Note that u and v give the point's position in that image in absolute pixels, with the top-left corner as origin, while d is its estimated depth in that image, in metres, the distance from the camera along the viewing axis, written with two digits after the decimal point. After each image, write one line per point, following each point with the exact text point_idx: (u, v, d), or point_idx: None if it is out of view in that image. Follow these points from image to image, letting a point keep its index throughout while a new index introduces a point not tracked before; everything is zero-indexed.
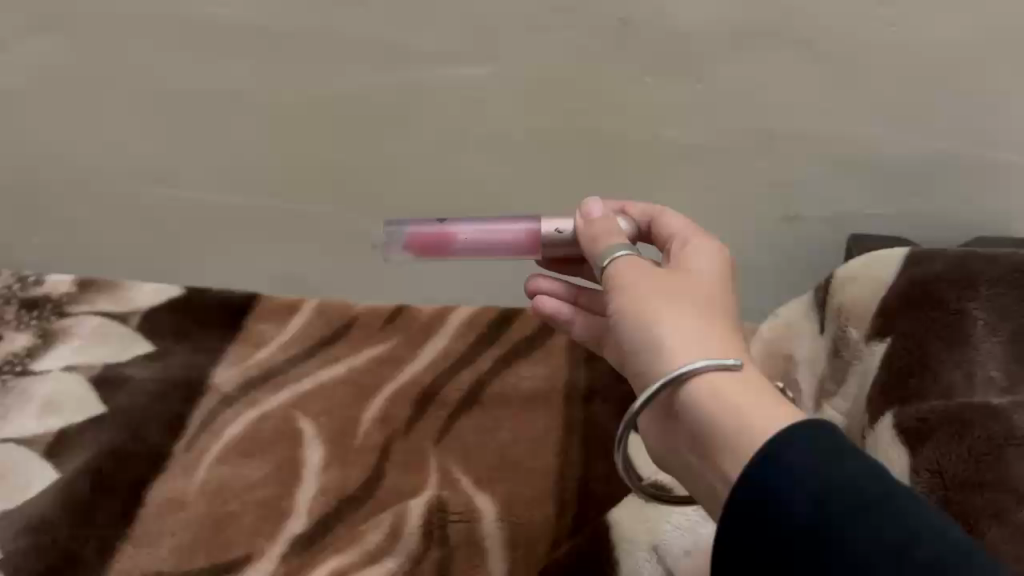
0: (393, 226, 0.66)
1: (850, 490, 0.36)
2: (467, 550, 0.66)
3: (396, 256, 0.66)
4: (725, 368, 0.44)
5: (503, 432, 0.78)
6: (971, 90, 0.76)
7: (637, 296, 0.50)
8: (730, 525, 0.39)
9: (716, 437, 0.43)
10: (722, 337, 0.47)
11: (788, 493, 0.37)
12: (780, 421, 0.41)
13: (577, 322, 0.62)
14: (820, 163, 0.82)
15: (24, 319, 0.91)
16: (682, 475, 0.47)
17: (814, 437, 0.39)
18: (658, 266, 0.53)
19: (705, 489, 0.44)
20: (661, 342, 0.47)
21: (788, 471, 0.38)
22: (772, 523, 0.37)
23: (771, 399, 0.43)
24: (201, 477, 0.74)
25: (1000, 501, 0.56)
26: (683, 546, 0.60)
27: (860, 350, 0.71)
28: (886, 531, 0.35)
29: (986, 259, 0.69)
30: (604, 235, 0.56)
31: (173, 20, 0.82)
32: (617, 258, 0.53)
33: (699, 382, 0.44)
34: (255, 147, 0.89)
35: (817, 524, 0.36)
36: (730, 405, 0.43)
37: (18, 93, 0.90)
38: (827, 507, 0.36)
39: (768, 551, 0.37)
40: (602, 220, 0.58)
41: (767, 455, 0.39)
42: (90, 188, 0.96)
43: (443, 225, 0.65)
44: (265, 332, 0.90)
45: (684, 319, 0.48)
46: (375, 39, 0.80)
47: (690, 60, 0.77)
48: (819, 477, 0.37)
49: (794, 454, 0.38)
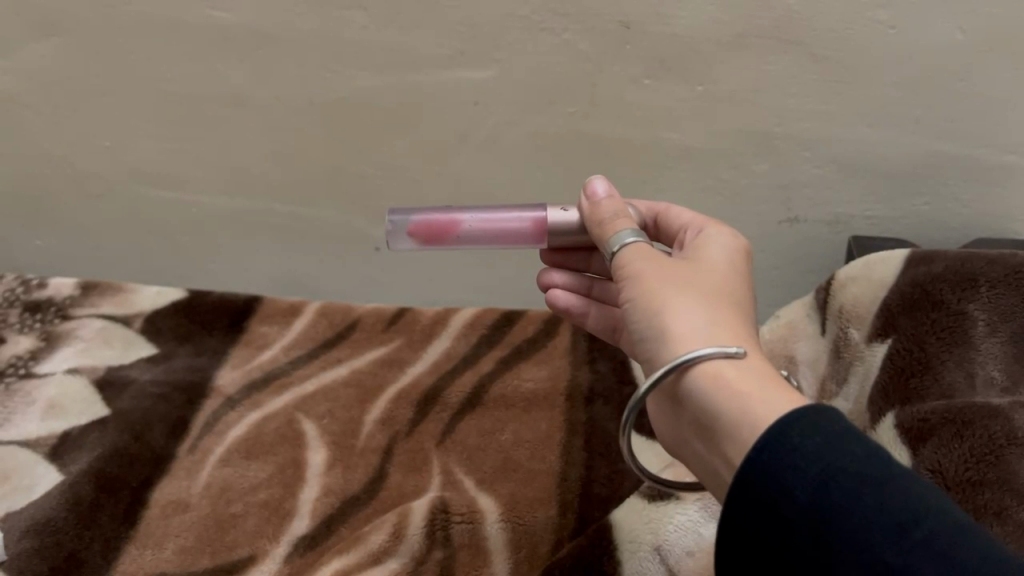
0: (397, 216, 0.65)
1: (853, 472, 0.37)
2: (469, 551, 0.66)
3: (401, 247, 0.66)
4: (727, 355, 0.45)
5: (505, 432, 0.78)
6: (971, 92, 0.76)
7: (644, 285, 0.50)
8: (730, 506, 0.39)
9: (721, 424, 0.43)
10: (728, 325, 0.47)
11: (790, 476, 0.37)
12: (782, 406, 0.41)
13: (593, 313, 0.65)
14: (819, 165, 0.83)
15: (28, 322, 0.92)
16: (691, 458, 0.47)
17: (816, 418, 0.38)
18: (666, 256, 0.53)
19: (712, 473, 0.45)
20: (666, 329, 0.48)
21: (790, 453, 0.38)
22: (772, 505, 0.37)
23: (774, 386, 0.43)
24: (205, 478, 0.75)
25: (1000, 501, 0.55)
26: (685, 546, 0.61)
27: (860, 351, 0.71)
28: (886, 512, 0.36)
29: (986, 260, 0.70)
30: (611, 218, 0.58)
31: (173, 24, 0.82)
32: (626, 246, 0.54)
33: (702, 369, 0.45)
34: (257, 150, 0.89)
35: (819, 506, 0.36)
36: (733, 392, 0.43)
37: (19, 97, 0.90)
38: (828, 489, 0.36)
39: (768, 533, 0.38)
40: (608, 202, 0.59)
41: (768, 439, 0.39)
42: (91, 192, 0.96)
43: (448, 214, 0.65)
44: (268, 334, 0.90)
45: (691, 308, 0.48)
46: (377, 42, 0.80)
47: (690, 63, 0.77)
48: (820, 459, 0.37)
49: (797, 437, 0.38)
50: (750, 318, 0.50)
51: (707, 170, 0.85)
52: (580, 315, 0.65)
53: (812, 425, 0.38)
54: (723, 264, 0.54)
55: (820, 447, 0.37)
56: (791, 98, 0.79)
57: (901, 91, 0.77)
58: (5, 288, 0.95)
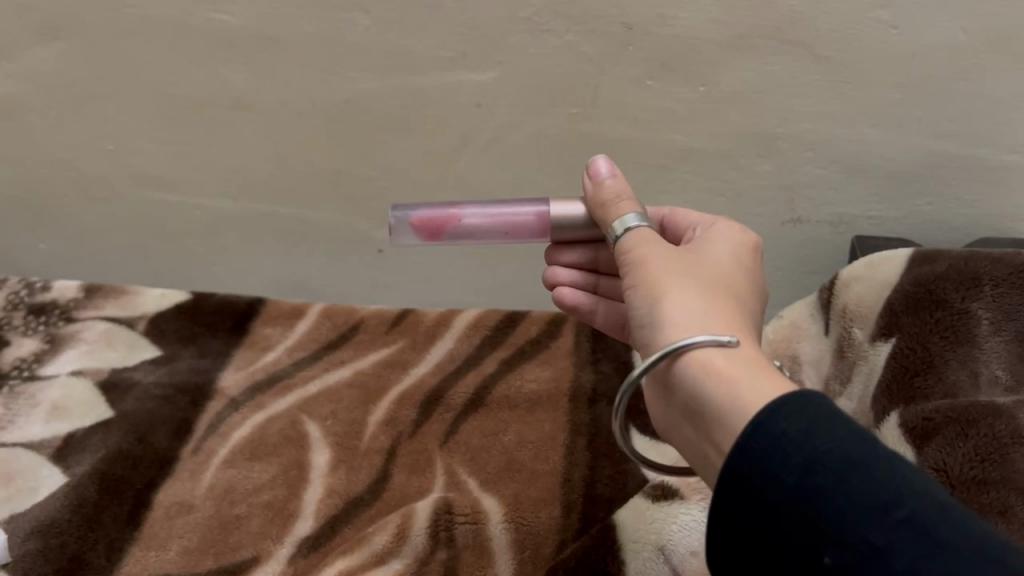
0: (399, 211, 0.65)
1: (840, 454, 0.37)
2: (473, 551, 0.66)
3: (403, 242, 0.66)
4: (720, 344, 0.45)
5: (508, 433, 0.78)
6: (973, 92, 0.76)
7: (645, 275, 0.51)
8: (721, 496, 0.39)
9: (710, 411, 0.43)
10: (723, 315, 0.47)
11: (777, 461, 0.37)
12: (769, 393, 0.41)
13: (599, 312, 0.66)
14: (821, 164, 0.83)
15: (32, 325, 0.92)
16: (682, 445, 0.47)
17: (803, 403, 0.39)
18: (668, 246, 0.54)
19: (702, 460, 0.45)
20: (663, 315, 0.48)
21: (777, 439, 0.38)
22: (759, 493, 0.38)
23: (763, 374, 0.43)
24: (209, 480, 0.75)
25: (1006, 499, 0.55)
26: (689, 546, 0.62)
27: (866, 351, 0.71)
28: (871, 493, 0.35)
29: (990, 259, 0.69)
30: (617, 202, 0.58)
31: (176, 27, 0.82)
32: (631, 234, 0.55)
33: (694, 356, 0.45)
34: (259, 152, 0.90)
35: (806, 490, 0.36)
36: (722, 379, 0.43)
37: (23, 101, 0.90)
38: (815, 474, 0.36)
39: (755, 523, 0.38)
40: (614, 184, 0.59)
41: (755, 427, 0.39)
42: (94, 195, 0.96)
43: (449, 209, 0.65)
44: (272, 336, 0.91)
45: (689, 297, 0.48)
46: (379, 44, 0.80)
47: (691, 66, 0.78)
48: (807, 444, 0.37)
49: (784, 421, 0.38)
50: (749, 310, 0.50)
51: (709, 171, 0.85)
52: (587, 313, 0.67)
53: (800, 410, 0.38)
54: (727, 259, 0.54)
55: (807, 431, 0.37)
56: (794, 99, 0.79)
57: (902, 91, 0.77)
58: (10, 291, 0.95)
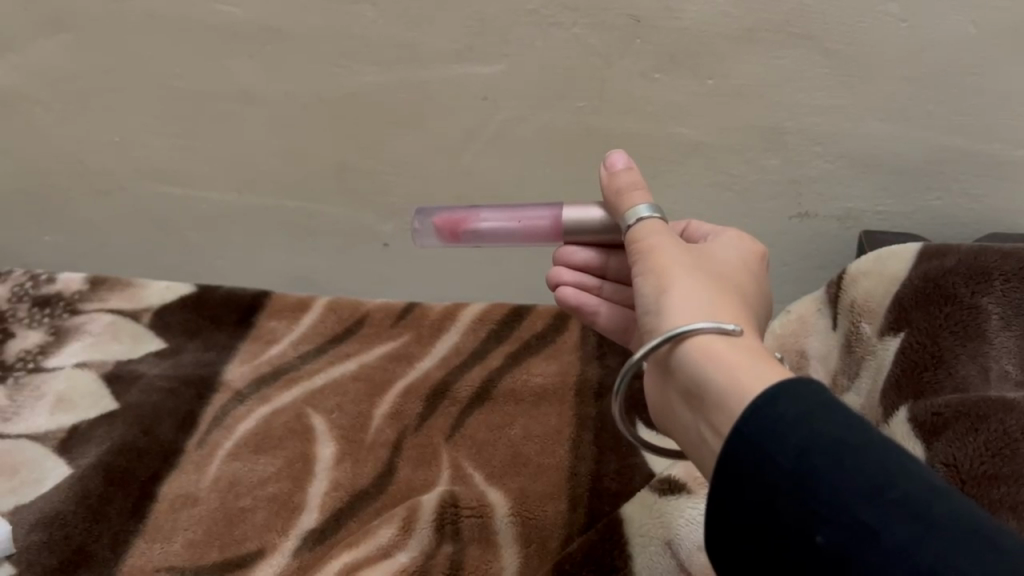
0: (422, 214, 0.67)
1: (836, 438, 0.36)
2: (479, 544, 0.66)
3: (426, 243, 0.67)
4: (723, 332, 0.44)
5: (514, 427, 0.78)
6: (983, 87, 0.76)
7: (654, 263, 0.51)
8: (719, 484, 0.39)
9: (710, 396, 0.43)
10: (728, 307, 0.47)
11: (774, 444, 0.37)
12: (769, 379, 0.41)
13: (602, 313, 0.65)
14: (829, 159, 0.82)
15: (36, 317, 0.92)
16: (678, 433, 0.47)
17: (801, 389, 0.39)
18: (677, 238, 0.53)
19: (697, 445, 0.44)
20: (669, 303, 0.48)
21: (774, 423, 0.38)
22: (756, 477, 0.38)
23: (763, 362, 0.43)
24: (214, 474, 0.75)
25: (1016, 493, 0.54)
26: (695, 541, 0.61)
27: (872, 346, 0.71)
28: (866, 475, 0.35)
29: (1001, 254, 0.69)
30: (629, 192, 0.57)
31: (182, 20, 0.82)
32: (641, 225, 0.54)
33: (697, 343, 0.45)
34: (264, 145, 0.89)
35: (802, 474, 0.36)
36: (724, 364, 0.43)
37: (27, 93, 0.90)
38: (810, 457, 0.36)
39: (751, 509, 0.38)
40: (626, 173, 0.58)
41: (752, 411, 0.39)
42: (99, 187, 0.96)
43: (469, 210, 0.66)
44: (277, 329, 0.90)
45: (695, 288, 0.48)
46: (385, 38, 0.80)
47: (700, 60, 0.77)
48: (804, 428, 0.37)
49: (781, 406, 0.38)
50: (753, 307, 0.50)
51: (716, 166, 0.84)
52: (590, 313, 0.65)
53: (797, 397, 0.38)
54: (732, 258, 0.54)
55: (804, 415, 0.37)
56: (801, 94, 0.78)
57: (911, 86, 0.77)
58: (14, 283, 0.95)
